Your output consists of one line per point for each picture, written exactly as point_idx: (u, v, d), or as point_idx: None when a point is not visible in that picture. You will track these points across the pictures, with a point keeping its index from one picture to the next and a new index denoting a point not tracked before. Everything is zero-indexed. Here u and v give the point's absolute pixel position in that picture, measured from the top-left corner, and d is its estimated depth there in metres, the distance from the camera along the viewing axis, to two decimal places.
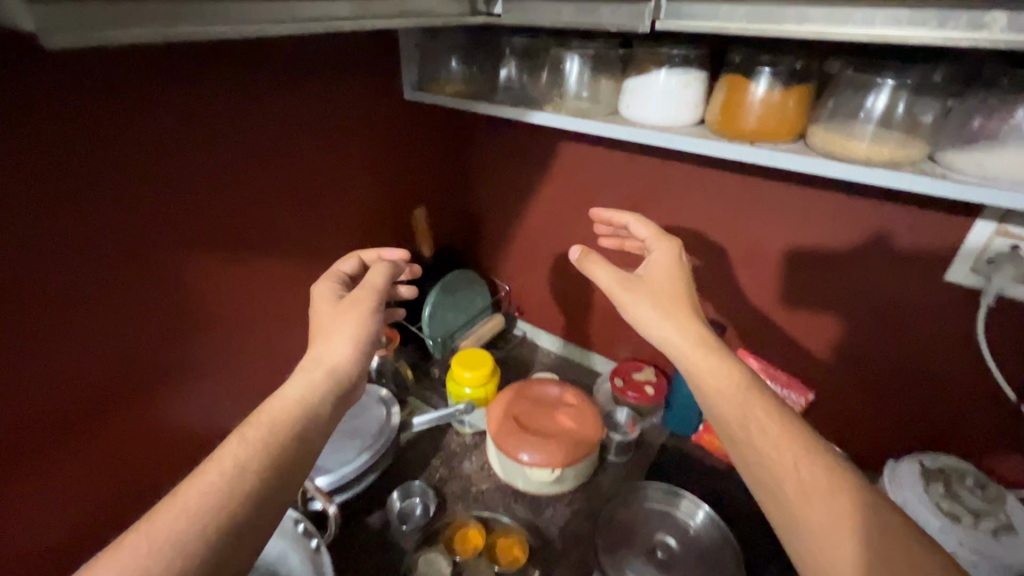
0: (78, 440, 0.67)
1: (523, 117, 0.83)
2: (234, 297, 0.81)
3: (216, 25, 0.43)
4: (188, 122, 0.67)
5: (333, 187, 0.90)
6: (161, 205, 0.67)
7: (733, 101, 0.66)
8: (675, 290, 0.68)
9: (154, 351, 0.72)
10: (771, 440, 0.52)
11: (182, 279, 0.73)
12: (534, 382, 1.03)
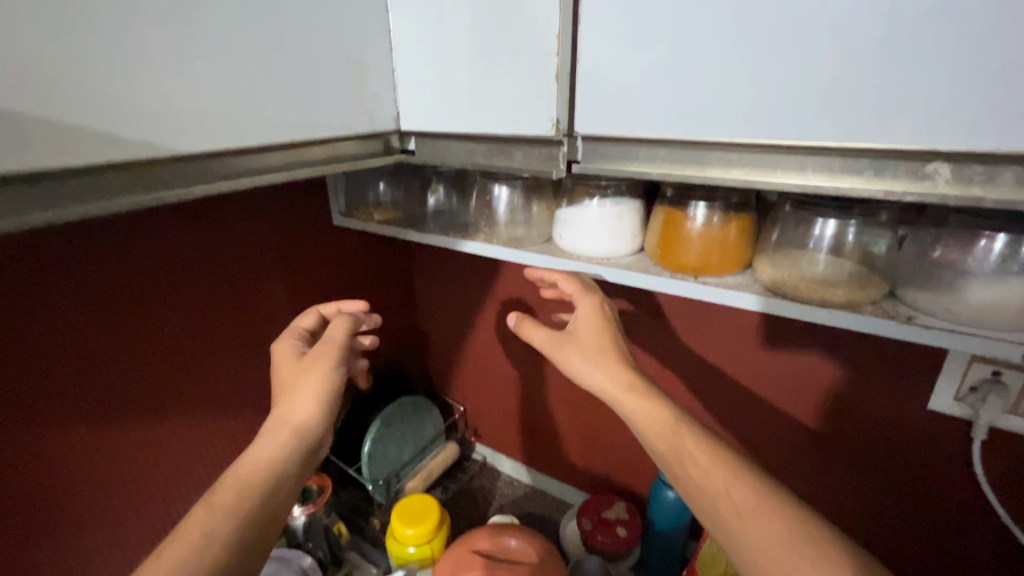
0: None
1: (454, 245, 0.77)
2: (162, 446, 0.75)
3: (114, 199, 0.41)
4: (116, 274, 0.64)
5: (246, 327, 0.81)
6: (81, 359, 0.63)
7: (670, 233, 0.61)
8: (600, 337, 0.63)
9: (63, 514, 0.65)
10: (710, 479, 0.51)
11: (102, 432, 0.67)
12: (489, 532, 0.89)
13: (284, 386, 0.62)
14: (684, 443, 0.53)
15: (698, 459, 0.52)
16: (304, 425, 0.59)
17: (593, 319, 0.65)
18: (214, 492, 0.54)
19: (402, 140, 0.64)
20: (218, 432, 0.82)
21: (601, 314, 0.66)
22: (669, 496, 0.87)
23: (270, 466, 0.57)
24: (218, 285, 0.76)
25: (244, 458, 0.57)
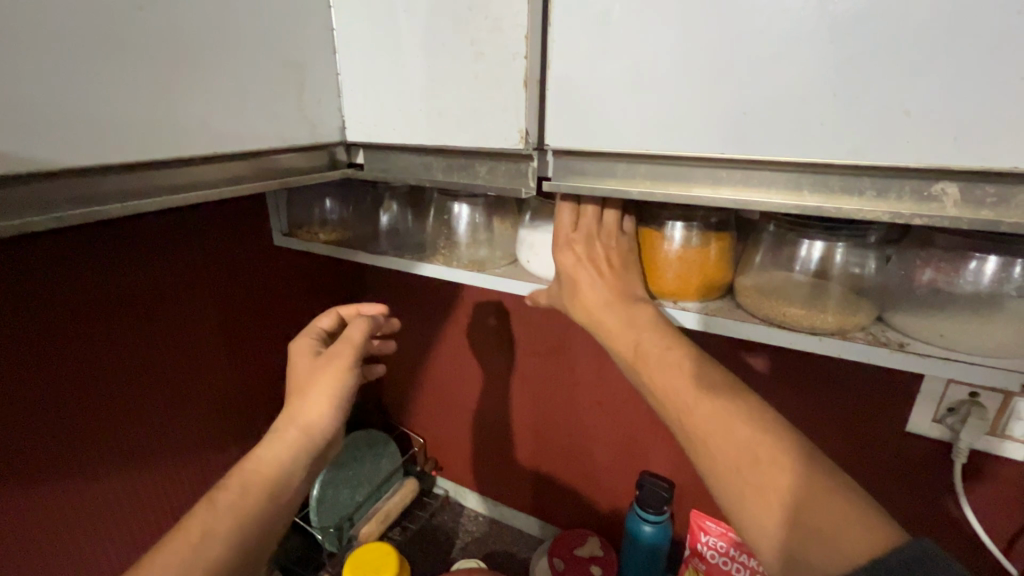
0: None
1: (409, 269, 0.70)
2: (99, 497, 0.65)
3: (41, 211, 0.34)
4: (47, 298, 0.56)
5: (172, 368, 0.70)
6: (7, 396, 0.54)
7: (646, 256, 0.56)
8: (591, 277, 0.53)
9: None
10: (674, 389, 0.45)
11: (28, 484, 0.57)
12: None
13: (295, 388, 0.55)
14: (650, 359, 0.48)
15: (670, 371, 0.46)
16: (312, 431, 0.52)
17: (587, 257, 0.54)
18: (218, 488, 0.48)
19: (348, 152, 0.57)
20: (143, 497, 0.69)
21: (602, 250, 0.54)
22: (646, 530, 0.81)
23: (278, 468, 0.50)
24: (134, 322, 0.64)
25: (254, 455, 0.51)
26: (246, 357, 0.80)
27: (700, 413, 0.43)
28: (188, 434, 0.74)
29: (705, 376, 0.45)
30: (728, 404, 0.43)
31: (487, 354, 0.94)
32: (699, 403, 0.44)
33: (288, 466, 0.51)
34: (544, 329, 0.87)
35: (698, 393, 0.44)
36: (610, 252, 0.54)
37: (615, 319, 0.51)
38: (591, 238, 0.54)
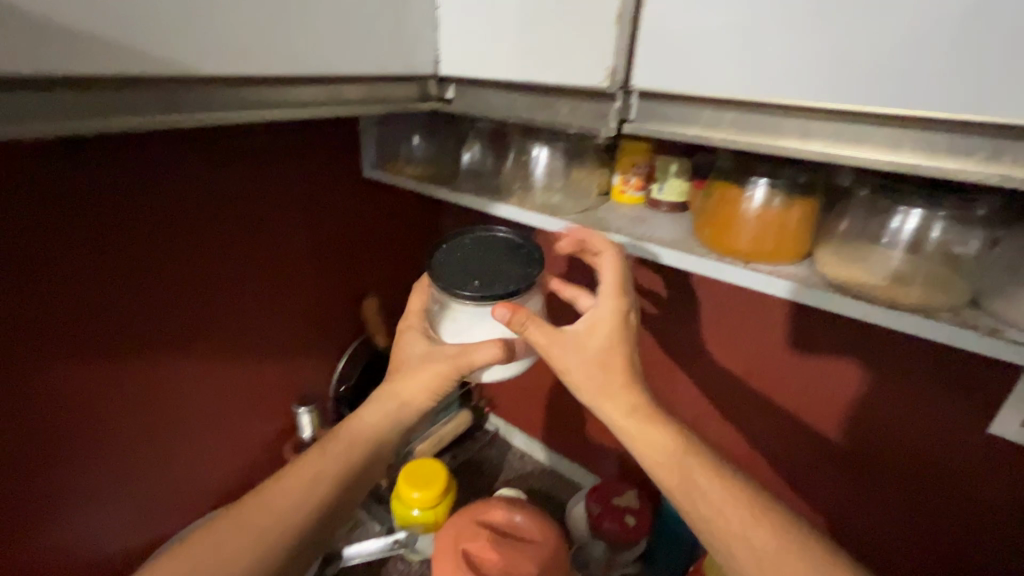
0: (23, 528, 0.63)
1: (485, 207, 0.73)
2: (201, 376, 0.76)
3: (178, 113, 0.40)
4: (170, 199, 0.65)
5: (266, 275, 0.79)
6: (139, 278, 0.65)
7: (722, 215, 0.55)
8: (624, 393, 0.53)
9: (115, 424, 0.68)
10: (724, 518, 0.49)
11: (150, 354, 0.69)
12: (495, 504, 0.87)
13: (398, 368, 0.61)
14: (695, 476, 0.51)
15: (716, 493, 0.50)
16: (412, 408, 0.60)
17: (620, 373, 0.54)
18: (329, 440, 0.58)
19: (439, 86, 0.59)
20: (241, 382, 0.82)
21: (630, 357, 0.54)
22: None
23: (376, 430, 0.59)
24: (237, 229, 0.73)
25: (354, 423, 0.59)
26: (330, 277, 0.88)
27: (761, 540, 0.48)
28: (278, 338, 0.84)
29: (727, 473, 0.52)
30: (761, 517, 0.49)
31: None
32: (755, 529, 0.49)
33: (384, 428, 0.59)
34: None
35: (737, 509, 0.50)
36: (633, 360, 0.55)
37: (665, 443, 0.52)
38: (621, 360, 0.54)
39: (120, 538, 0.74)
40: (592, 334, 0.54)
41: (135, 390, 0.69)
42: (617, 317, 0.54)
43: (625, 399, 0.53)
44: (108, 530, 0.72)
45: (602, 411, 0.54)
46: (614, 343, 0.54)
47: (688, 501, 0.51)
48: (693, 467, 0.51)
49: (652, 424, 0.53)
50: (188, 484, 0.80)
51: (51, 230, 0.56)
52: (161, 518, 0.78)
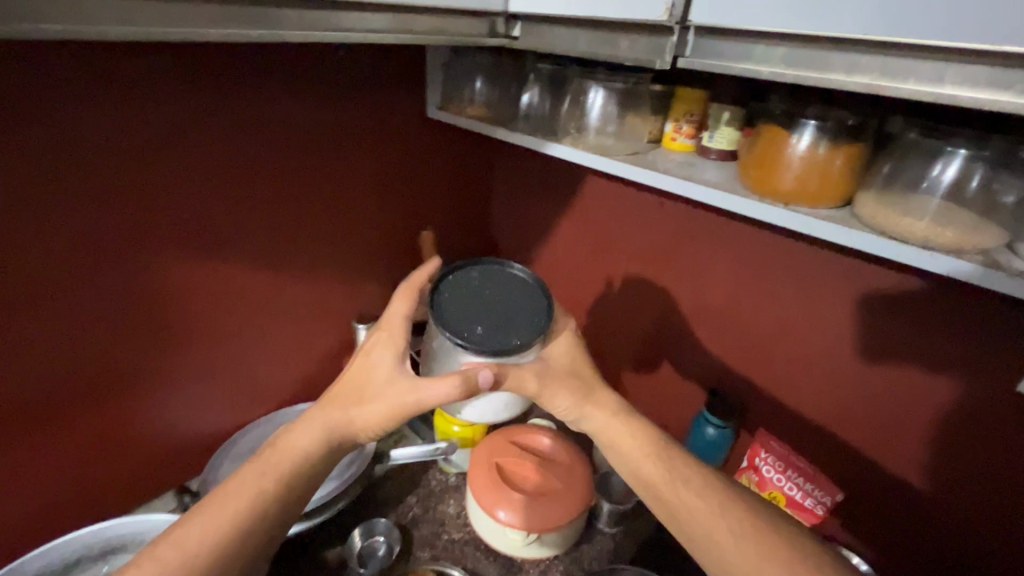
0: (129, 391, 0.76)
1: (539, 146, 0.77)
2: (276, 287, 0.86)
3: (285, 30, 0.46)
4: (258, 122, 0.74)
5: (335, 200, 0.87)
6: (231, 191, 0.74)
7: (769, 157, 0.58)
8: (609, 405, 0.66)
9: (206, 318, 0.80)
10: (698, 499, 0.59)
11: (237, 260, 0.79)
12: (528, 429, 0.96)
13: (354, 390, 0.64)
14: (672, 467, 0.62)
15: (687, 484, 0.60)
16: (358, 425, 0.63)
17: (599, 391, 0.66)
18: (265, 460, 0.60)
19: (506, 25, 0.64)
20: (310, 298, 0.91)
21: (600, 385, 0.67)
22: (708, 434, 0.88)
23: (310, 451, 0.61)
24: (314, 155, 0.81)
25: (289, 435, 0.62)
26: (390, 210, 0.95)
27: (727, 521, 0.57)
28: (343, 261, 0.93)
29: (708, 477, 0.62)
30: (735, 514, 0.58)
31: (594, 251, 1.01)
32: (726, 509, 0.58)
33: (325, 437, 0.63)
34: (650, 235, 0.92)
35: (719, 508, 0.58)
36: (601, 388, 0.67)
37: (649, 450, 0.63)
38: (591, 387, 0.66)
39: (203, 417, 0.87)
40: (555, 359, 0.68)
41: (222, 291, 0.80)
42: (567, 343, 0.70)
43: (601, 416, 0.65)
44: (194, 407, 0.85)
45: (593, 427, 0.66)
46: (575, 364, 0.68)
47: (676, 499, 0.60)
48: (676, 471, 0.61)
49: (631, 438, 0.64)
50: (260, 382, 0.92)
51: (162, 139, 0.66)
52: (238, 407, 0.91)
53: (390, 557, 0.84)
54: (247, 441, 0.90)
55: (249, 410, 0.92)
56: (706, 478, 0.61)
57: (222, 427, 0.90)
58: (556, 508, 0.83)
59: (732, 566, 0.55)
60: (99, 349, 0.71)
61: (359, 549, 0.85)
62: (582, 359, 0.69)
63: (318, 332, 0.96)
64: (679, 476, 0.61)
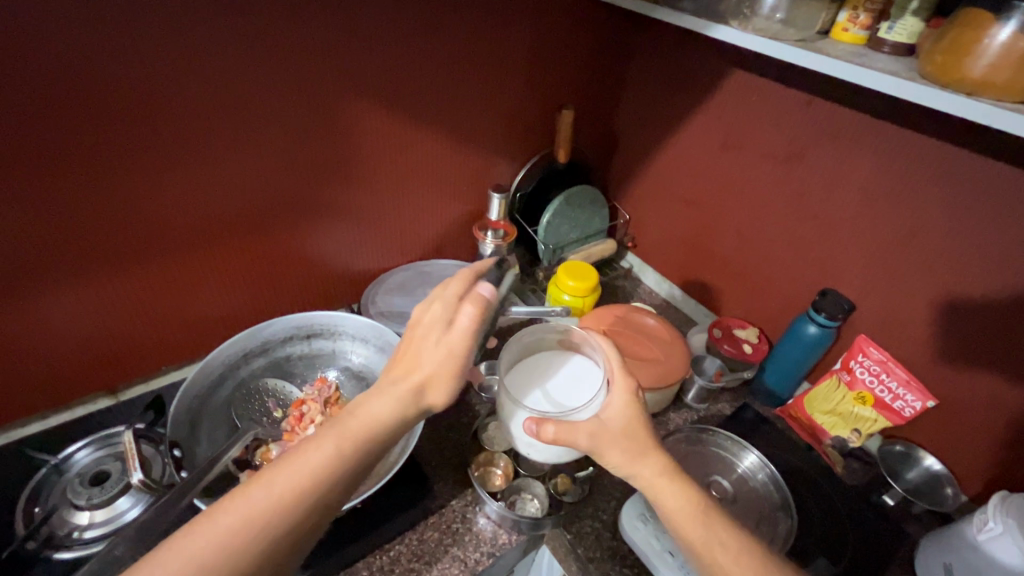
0: (310, 220, 0.90)
1: (702, 27, 0.78)
2: (430, 147, 0.96)
3: None
4: None
5: (490, 70, 0.93)
6: (410, 48, 0.82)
7: (961, 43, 0.58)
8: (659, 468, 0.64)
9: (374, 166, 0.91)
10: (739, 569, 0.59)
11: (405, 116, 0.89)
12: (633, 309, 1.05)
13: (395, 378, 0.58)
14: (717, 533, 0.61)
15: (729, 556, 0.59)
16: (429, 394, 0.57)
17: (649, 455, 0.64)
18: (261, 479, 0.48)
19: None
20: (455, 163, 1.01)
21: (649, 438, 0.66)
22: (809, 331, 0.93)
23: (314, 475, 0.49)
24: (482, 22, 0.87)
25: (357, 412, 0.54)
26: (533, 87, 1.01)
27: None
28: (485, 131, 1.01)
29: (745, 543, 0.61)
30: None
31: (722, 150, 1.03)
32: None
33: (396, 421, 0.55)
34: (787, 135, 0.92)
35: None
36: (651, 441, 0.66)
37: (694, 515, 0.62)
38: (639, 448, 0.65)
39: (357, 257, 1.01)
40: (611, 415, 0.67)
41: (389, 145, 0.91)
42: (627, 398, 0.68)
43: (649, 468, 0.64)
44: (351, 248, 0.99)
45: (642, 483, 0.64)
46: (630, 422, 0.67)
47: (716, 566, 0.59)
48: (716, 537, 0.61)
49: (676, 495, 0.63)
50: (404, 235, 1.04)
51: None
52: (385, 253, 1.04)
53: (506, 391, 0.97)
54: (393, 280, 1.05)
55: (393, 257, 1.06)
56: (744, 544, 0.61)
57: (370, 269, 1.04)
58: (654, 371, 0.93)
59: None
60: (292, 178, 0.84)
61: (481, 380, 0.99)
62: (641, 421, 0.67)
63: (455, 196, 1.06)
64: (715, 545, 0.60)
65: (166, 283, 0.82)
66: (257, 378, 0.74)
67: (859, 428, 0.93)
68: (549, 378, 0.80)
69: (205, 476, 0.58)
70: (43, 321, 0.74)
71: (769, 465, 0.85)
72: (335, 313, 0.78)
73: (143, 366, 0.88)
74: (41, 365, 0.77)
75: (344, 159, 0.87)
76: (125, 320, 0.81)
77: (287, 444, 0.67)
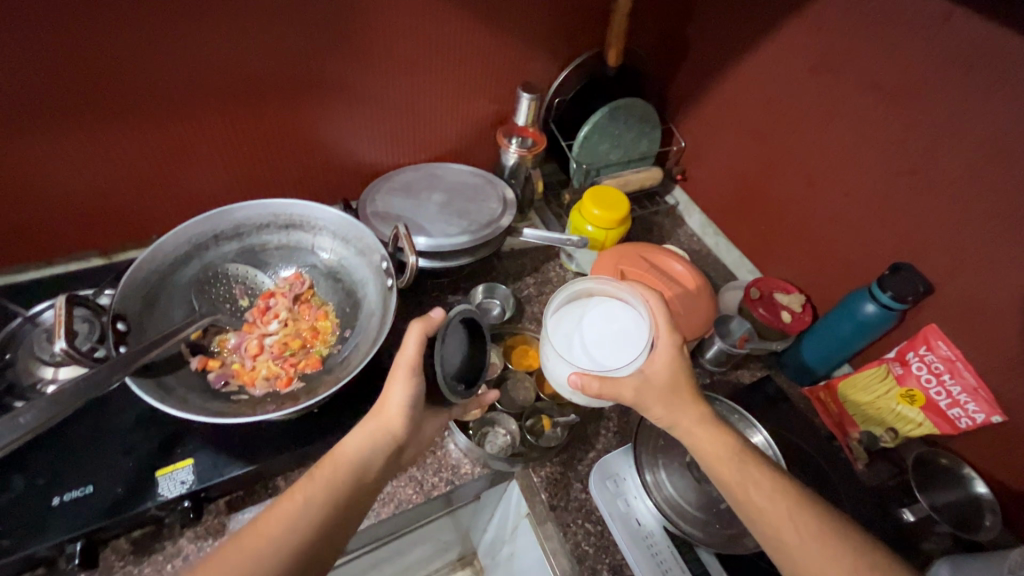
0: (312, 99, 0.81)
1: None
2: (456, 29, 0.81)
3: None
4: None
5: None
6: None
7: None
8: (695, 415, 0.62)
9: (387, 43, 0.79)
10: (772, 508, 0.55)
11: None
12: (661, 251, 0.91)
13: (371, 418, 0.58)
14: (752, 472, 0.58)
15: (764, 495, 0.56)
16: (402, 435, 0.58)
17: (684, 396, 0.63)
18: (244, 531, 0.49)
19: None
20: (485, 52, 0.86)
21: (686, 380, 0.63)
22: (867, 310, 0.78)
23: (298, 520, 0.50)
24: None
25: (338, 446, 0.56)
26: None
27: (815, 544, 0.53)
28: (525, 15, 0.84)
29: (779, 479, 0.58)
30: (802, 515, 0.55)
31: (815, 73, 0.82)
32: (812, 528, 0.54)
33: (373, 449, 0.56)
34: (906, 58, 0.71)
35: (791, 515, 0.55)
36: (689, 385, 0.63)
37: (728, 457, 0.59)
38: (676, 385, 0.63)
39: (364, 149, 0.92)
40: (656, 370, 0.64)
41: (406, 18, 0.77)
42: (671, 355, 0.64)
43: (687, 417, 0.62)
44: (358, 137, 0.89)
45: (680, 432, 0.62)
46: (676, 377, 0.64)
47: (748, 503, 0.56)
48: (751, 475, 0.57)
49: (710, 438, 0.60)
50: (418, 131, 0.93)
51: None
52: (395, 149, 0.94)
53: (502, 318, 0.90)
54: (400, 179, 0.92)
55: (404, 154, 0.96)
56: (778, 483, 0.57)
57: (378, 164, 0.95)
58: None
59: (801, 561, 0.53)
60: (291, 45, 0.73)
61: (478, 302, 0.92)
62: (685, 377, 0.64)
63: (482, 93, 0.92)
64: (749, 482, 0.57)
65: (152, 147, 0.76)
66: (225, 262, 0.68)
67: (897, 428, 0.79)
68: (590, 333, 0.71)
69: (142, 356, 0.54)
70: (23, 168, 0.70)
71: (775, 449, 0.74)
72: (314, 204, 0.70)
73: (136, 233, 0.85)
74: (27, 214, 0.75)
75: (352, 29, 0.75)
76: (112, 180, 0.77)
77: (245, 335, 0.65)
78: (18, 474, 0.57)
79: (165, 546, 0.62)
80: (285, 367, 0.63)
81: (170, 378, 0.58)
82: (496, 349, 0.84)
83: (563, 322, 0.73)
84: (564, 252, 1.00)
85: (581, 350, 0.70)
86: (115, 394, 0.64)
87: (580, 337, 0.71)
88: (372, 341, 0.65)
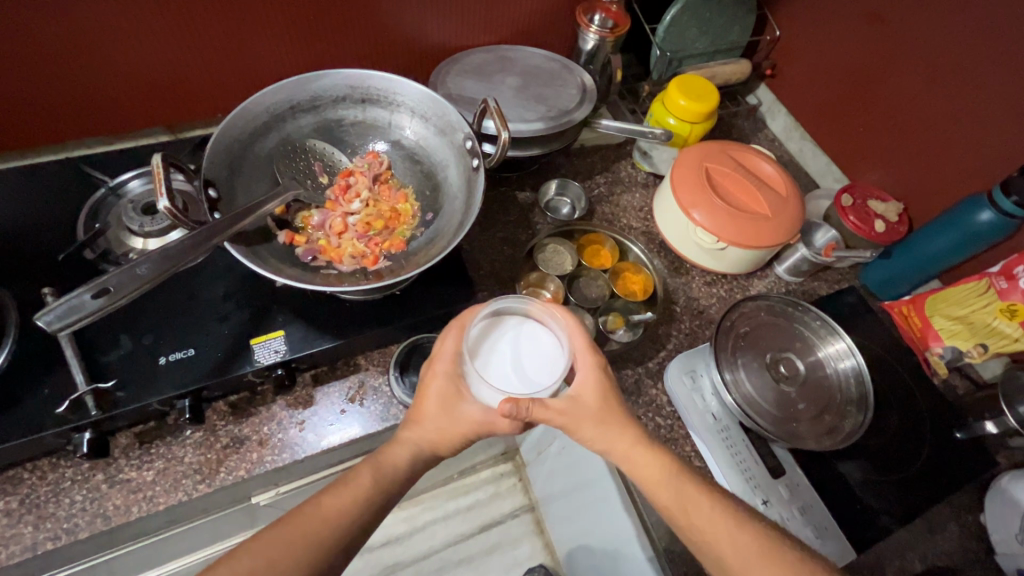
0: None
1: None
2: None
3: None
4: None
5: None
6: None
7: None
8: (630, 436, 0.55)
9: None
10: (716, 530, 0.51)
11: None
12: (751, 150, 0.85)
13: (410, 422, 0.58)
14: (689, 492, 0.53)
15: (702, 519, 0.51)
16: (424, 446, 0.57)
17: (616, 416, 0.56)
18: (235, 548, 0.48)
19: None
20: None
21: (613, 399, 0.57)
22: (980, 219, 0.72)
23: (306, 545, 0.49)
24: None
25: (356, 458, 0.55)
26: None
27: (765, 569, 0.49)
28: None
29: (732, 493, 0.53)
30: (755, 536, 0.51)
31: None
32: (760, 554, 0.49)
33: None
34: None
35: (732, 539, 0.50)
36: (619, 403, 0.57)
37: (666, 477, 0.53)
38: (604, 403, 0.57)
39: (436, 26, 0.84)
40: (582, 391, 0.57)
41: None
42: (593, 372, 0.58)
43: (625, 438, 0.55)
44: (429, 11, 0.81)
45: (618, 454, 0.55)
46: (603, 396, 0.57)
47: (693, 528, 0.51)
48: (690, 495, 0.53)
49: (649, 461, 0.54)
50: (493, 8, 0.84)
51: None
52: (466, 27, 0.86)
53: (572, 217, 0.87)
54: (470, 61, 0.85)
55: (475, 33, 0.88)
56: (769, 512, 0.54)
57: (447, 43, 0.88)
58: (756, 229, 0.76)
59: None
60: None
61: (548, 199, 0.88)
62: (614, 396, 0.57)
63: None
64: (689, 503, 0.52)
65: (219, 12, 0.70)
66: (304, 136, 0.66)
67: (987, 343, 0.74)
68: (506, 353, 0.59)
69: (237, 223, 0.54)
70: (90, 32, 0.66)
71: (857, 354, 0.72)
72: (393, 77, 0.66)
73: (202, 112, 0.82)
74: (97, 82, 0.72)
75: None
76: (180, 49, 0.73)
77: (329, 212, 0.63)
78: (126, 333, 0.60)
79: (260, 411, 0.66)
80: (371, 245, 0.62)
81: (263, 248, 0.58)
82: (569, 247, 0.82)
83: (487, 342, 0.60)
84: (638, 149, 0.94)
85: (507, 372, 0.58)
86: (206, 265, 0.66)
87: (502, 361, 0.59)
88: (457, 224, 0.62)
